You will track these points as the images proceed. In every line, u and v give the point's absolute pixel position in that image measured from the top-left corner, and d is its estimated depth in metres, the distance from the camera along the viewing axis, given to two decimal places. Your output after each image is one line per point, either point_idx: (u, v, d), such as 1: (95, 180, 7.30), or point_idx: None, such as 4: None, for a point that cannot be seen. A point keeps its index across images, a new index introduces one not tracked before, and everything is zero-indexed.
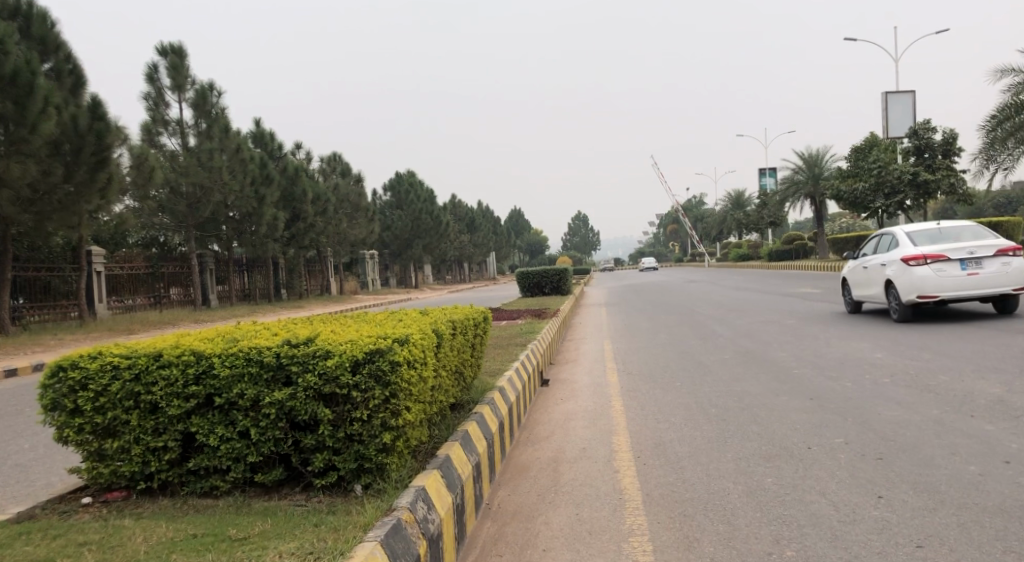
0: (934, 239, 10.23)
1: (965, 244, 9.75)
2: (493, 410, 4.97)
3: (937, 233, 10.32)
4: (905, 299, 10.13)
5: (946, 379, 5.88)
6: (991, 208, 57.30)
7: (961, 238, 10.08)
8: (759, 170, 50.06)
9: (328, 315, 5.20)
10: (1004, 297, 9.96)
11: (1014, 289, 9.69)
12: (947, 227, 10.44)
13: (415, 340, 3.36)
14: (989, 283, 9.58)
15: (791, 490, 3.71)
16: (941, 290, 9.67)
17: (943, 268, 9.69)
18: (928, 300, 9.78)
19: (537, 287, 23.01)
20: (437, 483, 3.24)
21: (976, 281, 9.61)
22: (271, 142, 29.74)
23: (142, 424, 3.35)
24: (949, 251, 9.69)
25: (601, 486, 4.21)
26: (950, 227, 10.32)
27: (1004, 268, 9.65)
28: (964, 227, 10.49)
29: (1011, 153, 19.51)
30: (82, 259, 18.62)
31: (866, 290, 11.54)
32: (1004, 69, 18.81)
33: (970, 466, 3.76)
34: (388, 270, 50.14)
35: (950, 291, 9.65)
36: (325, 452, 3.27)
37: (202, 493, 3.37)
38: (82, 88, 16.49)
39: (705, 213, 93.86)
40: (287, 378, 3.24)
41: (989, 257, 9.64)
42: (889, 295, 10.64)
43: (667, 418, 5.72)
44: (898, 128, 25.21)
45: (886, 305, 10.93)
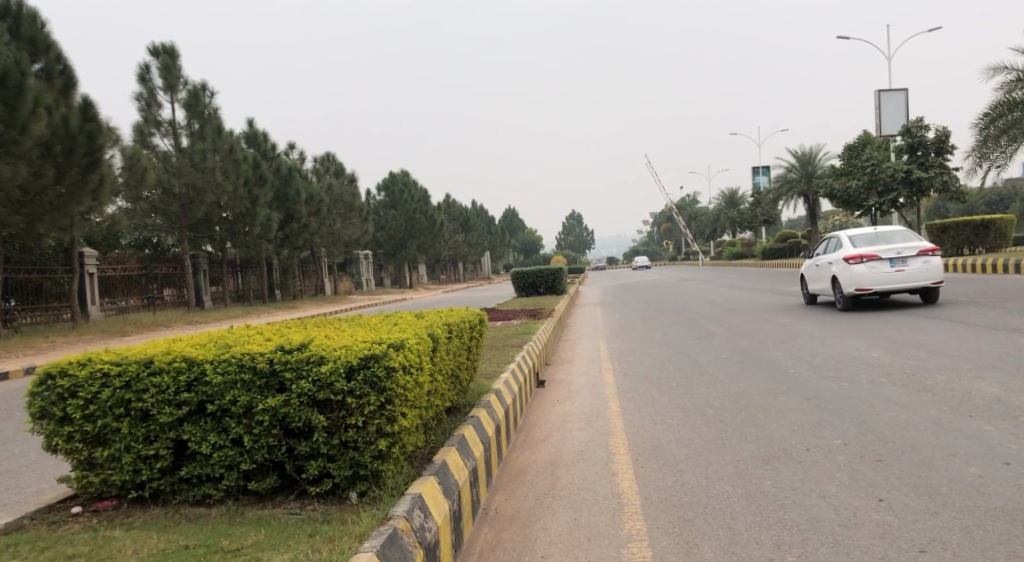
0: (872, 241, 11.59)
1: (894, 245, 11.12)
2: (490, 413, 4.92)
3: (874, 236, 11.70)
4: (845, 293, 11.54)
5: (943, 379, 5.88)
6: (984, 206, 57.53)
7: (893, 239, 11.44)
8: (753, 168, 50.13)
9: (323, 318, 5.14)
10: (928, 290, 11.35)
11: (936, 283, 11.08)
12: (883, 230, 11.82)
13: (411, 345, 3.31)
14: (915, 278, 10.94)
15: (791, 493, 3.68)
16: (874, 283, 11.06)
17: (875, 266, 11.08)
18: (864, 293, 11.19)
19: (532, 286, 22.97)
20: (434, 490, 3.20)
21: (903, 276, 10.99)
22: (264, 143, 29.57)
23: (133, 432, 3.29)
24: (880, 251, 11.08)
25: (599, 490, 4.17)
26: (885, 229, 11.68)
27: (928, 265, 11.01)
28: (897, 229, 11.92)
29: (1004, 151, 19.62)
30: (74, 261, 18.45)
31: (821, 284, 12.86)
32: (996, 67, 18.84)
33: (971, 468, 3.74)
34: (383, 270, 50.04)
35: (882, 284, 11.02)
36: (319, 459, 3.21)
37: (195, 502, 3.31)
38: (73, 89, 16.36)
39: (699, 211, 93.99)
40: (280, 384, 3.19)
41: (914, 256, 11.01)
42: (835, 289, 12.06)
43: (664, 419, 5.69)
44: (891, 126, 25.37)
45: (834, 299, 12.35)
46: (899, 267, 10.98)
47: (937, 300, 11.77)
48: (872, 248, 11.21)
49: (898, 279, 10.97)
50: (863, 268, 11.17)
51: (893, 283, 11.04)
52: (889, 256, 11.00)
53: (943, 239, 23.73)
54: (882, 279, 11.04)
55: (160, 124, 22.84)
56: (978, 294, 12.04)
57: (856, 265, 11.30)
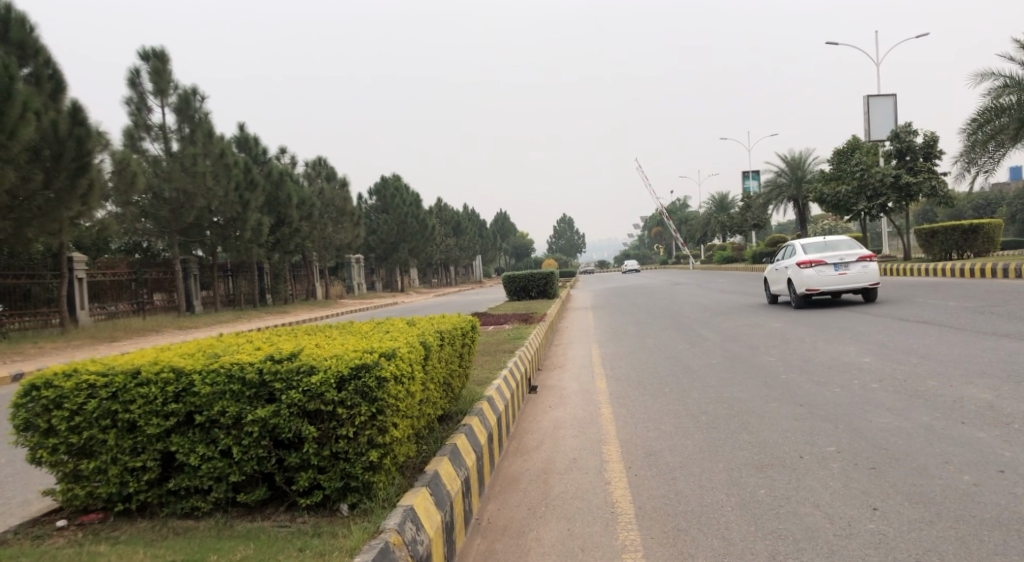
0: (821, 248, 13.57)
1: (838, 252, 13.15)
2: (482, 421, 4.89)
3: (823, 244, 13.70)
4: (799, 292, 13.44)
5: (934, 384, 5.90)
6: (971, 210, 58.15)
7: (838, 247, 13.44)
8: (744, 173, 50.39)
9: (315, 326, 5.10)
10: (866, 290, 13.41)
11: (872, 284, 13.14)
12: (829, 239, 13.83)
13: (403, 355, 3.27)
14: (856, 279, 12.98)
15: (785, 502, 3.66)
16: (822, 284, 13.02)
17: (822, 270, 13.09)
18: (814, 293, 13.10)
19: (524, 291, 22.95)
20: (425, 501, 3.16)
21: (846, 278, 13.02)
22: (255, 147, 29.43)
23: (119, 444, 3.22)
24: (827, 257, 13.06)
25: (592, 499, 4.15)
26: (831, 238, 13.69)
27: (865, 269, 13.10)
28: (840, 239, 13.99)
29: (991, 156, 19.83)
30: (62, 266, 18.24)
31: (780, 285, 14.75)
32: (984, 73, 19.02)
33: (965, 476, 3.74)
34: (374, 275, 49.93)
35: (829, 285, 12.98)
36: (310, 471, 3.17)
37: (183, 514, 3.25)
38: (62, 93, 16.21)
39: (689, 215, 94.40)
40: (270, 395, 3.14)
41: (854, 261, 13.08)
42: (789, 289, 14.00)
43: (657, 426, 5.67)
44: (880, 131, 26.61)
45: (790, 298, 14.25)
46: (843, 271, 13.00)
47: (927, 305, 11.85)
48: (820, 255, 13.19)
49: (843, 281, 12.99)
50: (813, 272, 13.15)
51: (839, 284, 13.03)
52: (834, 261, 13.00)
53: (932, 243, 23.92)
54: (828, 281, 13.03)
55: (150, 129, 22.70)
56: (967, 299, 12.13)
57: (808, 269, 13.27)
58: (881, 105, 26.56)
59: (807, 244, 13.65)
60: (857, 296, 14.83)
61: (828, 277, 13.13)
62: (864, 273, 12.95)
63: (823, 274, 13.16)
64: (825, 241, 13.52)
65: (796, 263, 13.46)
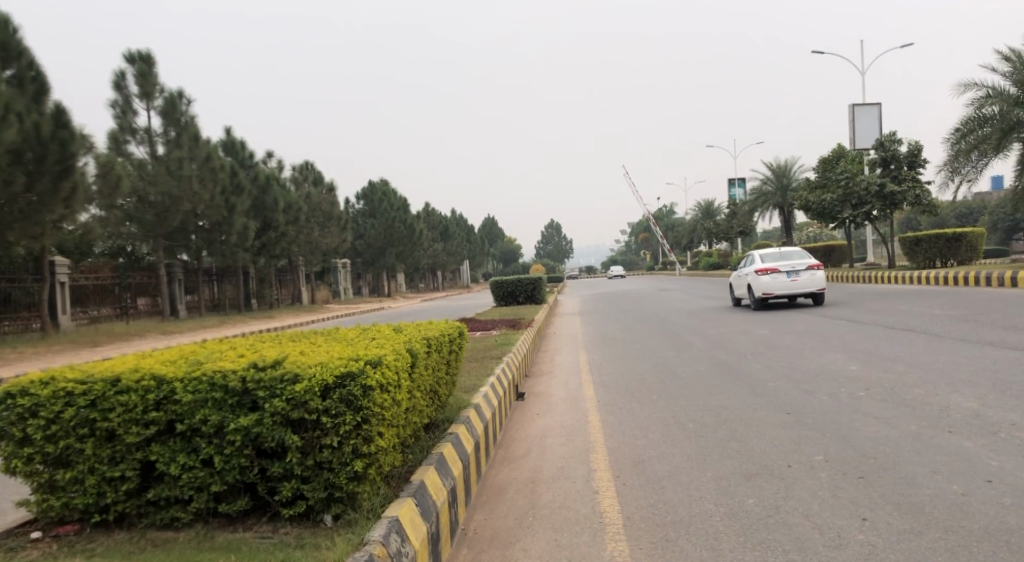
0: (776, 258, 15.72)
1: (791, 262, 15.27)
2: (469, 429, 4.84)
3: (778, 254, 15.84)
4: (757, 295, 15.58)
5: (920, 392, 5.93)
6: (954, 219, 59.00)
7: (791, 257, 15.57)
8: (730, 180, 50.77)
9: (300, 333, 5.03)
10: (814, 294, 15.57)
11: (818, 289, 15.29)
12: (784, 250, 15.93)
13: (389, 362, 3.23)
14: (805, 285, 15.13)
15: (774, 512, 3.65)
16: (776, 289, 15.14)
17: (777, 277, 15.17)
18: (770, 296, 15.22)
19: (511, 296, 22.90)
20: (411, 512, 3.12)
21: (797, 284, 15.16)
22: (242, 151, 29.14)
23: (98, 453, 3.13)
24: (780, 266, 15.18)
25: (580, 509, 4.11)
26: (785, 249, 15.79)
27: (813, 277, 15.21)
28: (793, 251, 16.14)
29: (974, 165, 20.15)
30: (44, 269, 17.96)
31: (743, 289, 16.82)
32: (966, 83, 19.26)
33: (952, 486, 3.75)
34: (361, 279, 49.72)
35: (781, 290, 15.11)
36: (293, 481, 3.10)
37: (163, 525, 3.17)
38: (45, 96, 15.95)
39: (676, 222, 94.97)
40: (253, 402, 3.08)
41: (803, 270, 15.21)
42: (749, 293, 16.12)
43: (644, 434, 5.65)
44: (864, 139, 27.19)
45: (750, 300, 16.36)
46: (794, 278, 15.09)
47: (911, 313, 11.95)
48: (775, 263, 15.32)
49: (794, 286, 15.05)
50: (769, 278, 15.23)
51: (790, 289, 15.17)
52: (786, 269, 15.09)
53: (916, 251, 24.18)
54: (781, 286, 15.11)
55: (135, 132, 22.45)
56: (950, 307, 12.26)
57: (764, 276, 15.35)
58: (864, 113, 27.09)
59: (764, 254, 15.74)
60: (809, 299, 16.91)
61: (781, 282, 15.22)
62: (811, 280, 15.07)
63: (777, 280, 15.25)
64: (780, 251, 15.63)
65: (755, 270, 15.51)
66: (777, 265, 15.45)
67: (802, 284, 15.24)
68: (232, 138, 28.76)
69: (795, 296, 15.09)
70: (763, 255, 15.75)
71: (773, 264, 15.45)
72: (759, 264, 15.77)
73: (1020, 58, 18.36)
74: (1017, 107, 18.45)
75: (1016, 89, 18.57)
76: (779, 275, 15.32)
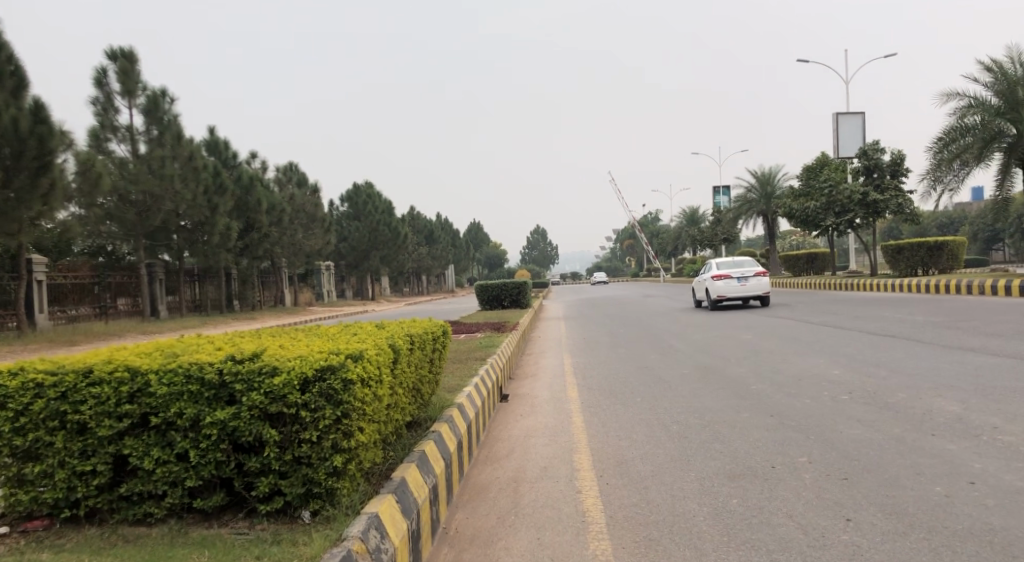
0: (730, 265, 18.33)
1: (741, 269, 17.88)
2: (451, 428, 4.79)
3: (732, 263, 18.39)
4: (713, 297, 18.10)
5: (903, 397, 5.96)
6: (935, 228, 59.89)
7: (742, 265, 18.22)
8: (714, 187, 51.15)
9: (280, 328, 4.94)
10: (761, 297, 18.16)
11: (765, 293, 17.89)
12: (736, 258, 18.63)
13: (370, 356, 3.18)
14: (753, 289, 17.75)
15: (758, 512, 3.63)
16: (729, 292, 17.71)
17: (729, 282, 17.79)
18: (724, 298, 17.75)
19: (496, 300, 22.85)
20: (391, 508, 3.06)
21: (746, 288, 17.76)
22: (225, 151, 28.91)
23: (68, 447, 3.01)
24: (733, 272, 17.77)
25: (563, 508, 4.08)
26: (738, 258, 18.42)
27: (760, 282, 17.90)
28: (744, 260, 18.83)
29: (956, 174, 20.43)
30: (21, 268, 17.60)
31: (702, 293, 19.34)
32: (949, 93, 19.57)
33: (936, 487, 3.76)
34: (345, 282, 49.43)
35: (733, 293, 17.69)
36: (271, 476, 3.03)
37: (135, 521, 3.06)
38: (24, 90, 15.55)
39: (660, 228, 95.53)
40: (230, 396, 3.00)
41: (752, 276, 17.83)
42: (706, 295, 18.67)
43: (629, 435, 5.62)
44: (848, 148, 27.61)
45: (707, 302, 18.92)
46: (744, 283, 17.70)
47: (893, 320, 12.07)
48: (728, 270, 17.93)
49: (744, 290, 17.66)
50: (723, 283, 17.82)
51: (740, 292, 17.77)
52: (738, 275, 17.77)
53: (898, 260, 24.46)
54: (733, 290, 17.72)
55: (116, 130, 22.12)
56: (931, 314, 12.40)
57: (719, 281, 17.94)
58: (849, 122, 27.49)
59: (720, 262, 18.38)
60: (758, 302, 19.49)
61: (733, 286, 17.83)
62: (758, 284, 17.76)
63: (730, 285, 17.87)
64: (733, 260, 18.28)
65: (712, 276, 18.09)
66: (730, 272, 18.04)
67: (752, 287, 17.88)
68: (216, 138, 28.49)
69: (745, 298, 17.72)
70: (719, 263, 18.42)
71: (727, 271, 18.06)
72: (716, 271, 18.34)
73: (1001, 68, 18.71)
74: (997, 117, 18.80)
75: (997, 99, 18.88)
76: (731, 280, 17.93)
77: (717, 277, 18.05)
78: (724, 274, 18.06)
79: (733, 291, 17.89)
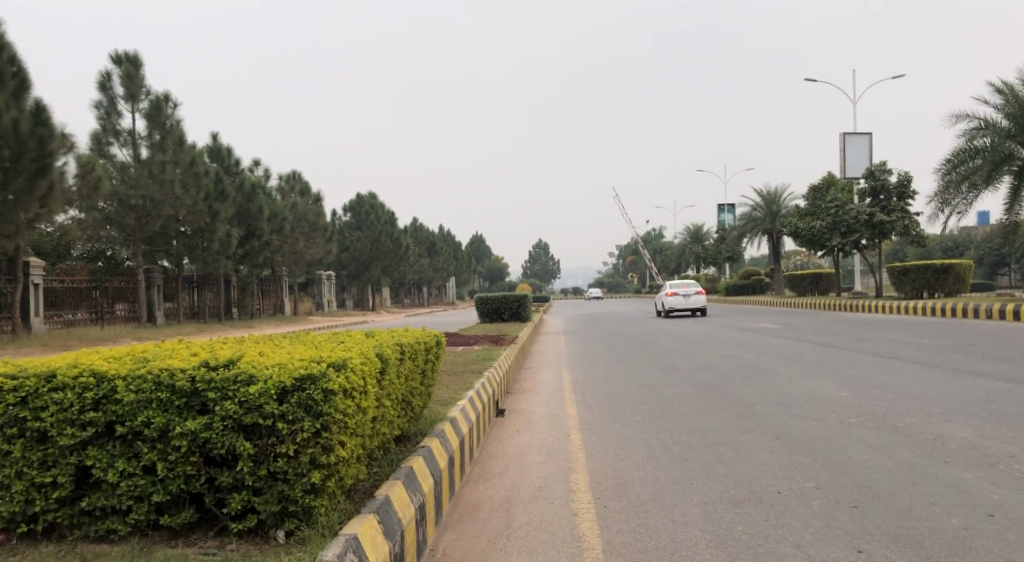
0: (678, 286, 25.24)
1: (686, 289, 24.81)
2: (443, 443, 4.58)
3: (681, 285, 25.24)
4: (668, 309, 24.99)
5: (913, 421, 5.75)
6: (940, 251, 59.77)
7: (687, 286, 25.20)
8: (719, 205, 50.94)
9: (267, 335, 4.77)
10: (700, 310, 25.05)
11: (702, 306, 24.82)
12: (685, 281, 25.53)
13: (354, 365, 3.00)
14: (693, 303, 24.70)
15: (764, 541, 3.41)
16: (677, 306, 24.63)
17: (677, 299, 24.80)
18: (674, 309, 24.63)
19: (496, 313, 22.65)
20: (371, 530, 2.86)
21: (689, 302, 24.71)
22: (228, 158, 28.83)
23: (27, 456, 2.80)
24: (679, 292, 24.69)
25: (558, 532, 3.86)
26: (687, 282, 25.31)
27: (699, 298, 24.89)
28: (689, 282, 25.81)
29: (965, 197, 20.29)
30: (19, 271, 17.43)
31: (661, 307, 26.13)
32: (959, 114, 19.51)
33: (953, 519, 3.55)
34: (345, 292, 49.24)
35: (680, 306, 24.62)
36: (244, 492, 2.83)
37: (96, 538, 2.83)
38: (26, 92, 15.55)
39: (663, 245, 95.28)
40: (202, 405, 2.81)
41: (693, 294, 24.81)
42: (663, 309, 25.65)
43: (628, 455, 5.42)
44: (856, 168, 27.37)
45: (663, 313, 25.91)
46: (687, 299, 24.65)
47: (898, 342, 11.88)
48: (676, 290, 24.85)
49: (687, 303, 24.61)
50: (673, 299, 24.75)
51: (685, 306, 24.71)
52: (683, 294, 24.73)
53: (904, 281, 24.33)
54: (680, 304, 24.72)
55: (119, 134, 22.10)
56: (938, 337, 12.21)
57: (670, 298, 24.94)
58: (855, 143, 27.37)
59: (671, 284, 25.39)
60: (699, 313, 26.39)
61: (679, 302, 24.83)
62: (698, 300, 24.73)
63: (677, 301, 24.88)
64: (680, 283, 25.32)
65: (666, 294, 25.14)
66: (678, 291, 24.97)
67: (693, 302, 24.86)
68: (219, 144, 28.40)
69: (690, 310, 24.57)
70: (672, 284, 25.70)
71: (675, 291, 25.07)
72: (668, 290, 25.31)
73: (1012, 91, 18.63)
74: (1008, 140, 18.67)
75: (1006, 122, 18.81)
76: (679, 297, 24.88)
77: (669, 294, 25.17)
78: (674, 293, 25.03)
79: (681, 305, 24.88)
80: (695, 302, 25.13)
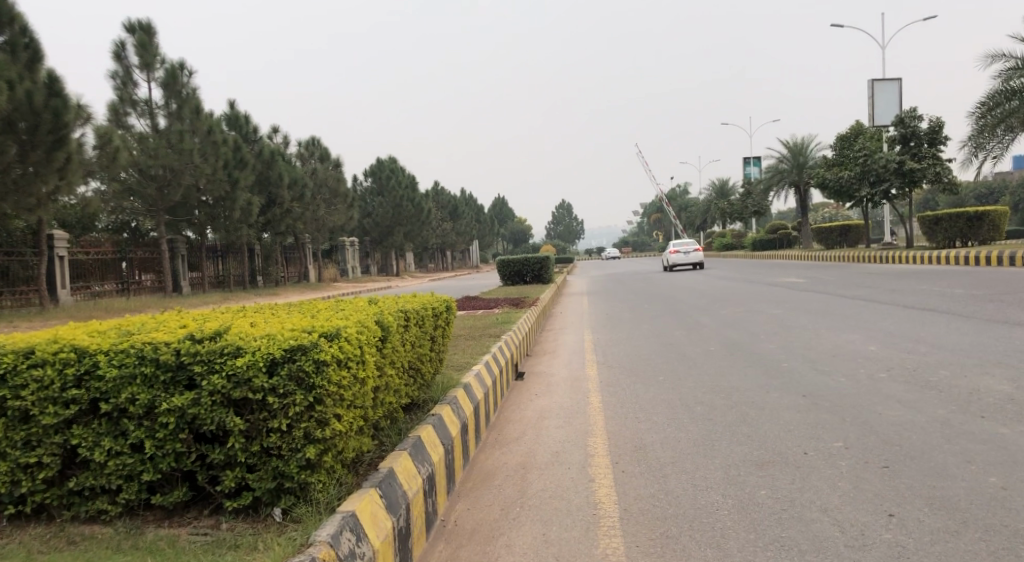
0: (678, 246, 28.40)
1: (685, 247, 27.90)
2: (455, 411, 4.43)
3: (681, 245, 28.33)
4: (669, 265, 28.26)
5: (947, 374, 5.38)
6: (974, 199, 57.87)
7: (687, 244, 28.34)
8: (744, 158, 49.62)
9: (271, 304, 4.66)
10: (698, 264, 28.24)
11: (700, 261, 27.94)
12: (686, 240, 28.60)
13: (349, 333, 2.84)
14: (692, 259, 27.83)
15: (789, 505, 3.15)
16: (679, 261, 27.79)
17: (678, 256, 27.99)
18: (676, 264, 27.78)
19: (518, 275, 22.44)
20: (373, 505, 2.71)
21: (688, 258, 27.85)
22: (245, 125, 28.74)
23: (10, 436, 2.69)
24: (680, 249, 27.80)
25: (574, 499, 3.70)
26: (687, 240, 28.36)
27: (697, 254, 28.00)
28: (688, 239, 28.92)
29: (1000, 140, 19.24)
30: (42, 244, 17.62)
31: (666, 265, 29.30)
32: (994, 54, 18.42)
33: (990, 478, 3.19)
34: (369, 258, 49.49)
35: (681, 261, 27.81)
36: (237, 469, 2.71)
37: (88, 519, 2.75)
38: (39, 64, 15.42)
39: (688, 201, 93.63)
40: (190, 380, 2.68)
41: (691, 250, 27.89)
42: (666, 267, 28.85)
43: (648, 417, 5.23)
44: (886, 115, 26.22)
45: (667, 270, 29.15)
46: (687, 255, 27.78)
47: (931, 293, 11.38)
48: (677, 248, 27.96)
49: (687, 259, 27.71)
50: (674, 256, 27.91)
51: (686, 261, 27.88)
52: (683, 250, 27.86)
53: (936, 230, 23.43)
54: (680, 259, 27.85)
55: (136, 104, 22.02)
56: (973, 287, 11.65)
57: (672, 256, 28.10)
58: (885, 90, 26.20)
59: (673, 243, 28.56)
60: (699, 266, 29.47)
61: (680, 258, 28.00)
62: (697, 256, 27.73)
63: (678, 257, 28.08)
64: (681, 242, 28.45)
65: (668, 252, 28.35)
66: (679, 249, 28.10)
67: (693, 257, 27.98)
68: (237, 112, 28.30)
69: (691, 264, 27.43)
70: (675, 243, 28.82)
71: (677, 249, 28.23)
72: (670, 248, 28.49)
73: None
74: None
75: None
76: (680, 253, 28.02)
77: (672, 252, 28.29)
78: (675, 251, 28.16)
79: (682, 261, 28.04)
80: (695, 258, 28.19)
